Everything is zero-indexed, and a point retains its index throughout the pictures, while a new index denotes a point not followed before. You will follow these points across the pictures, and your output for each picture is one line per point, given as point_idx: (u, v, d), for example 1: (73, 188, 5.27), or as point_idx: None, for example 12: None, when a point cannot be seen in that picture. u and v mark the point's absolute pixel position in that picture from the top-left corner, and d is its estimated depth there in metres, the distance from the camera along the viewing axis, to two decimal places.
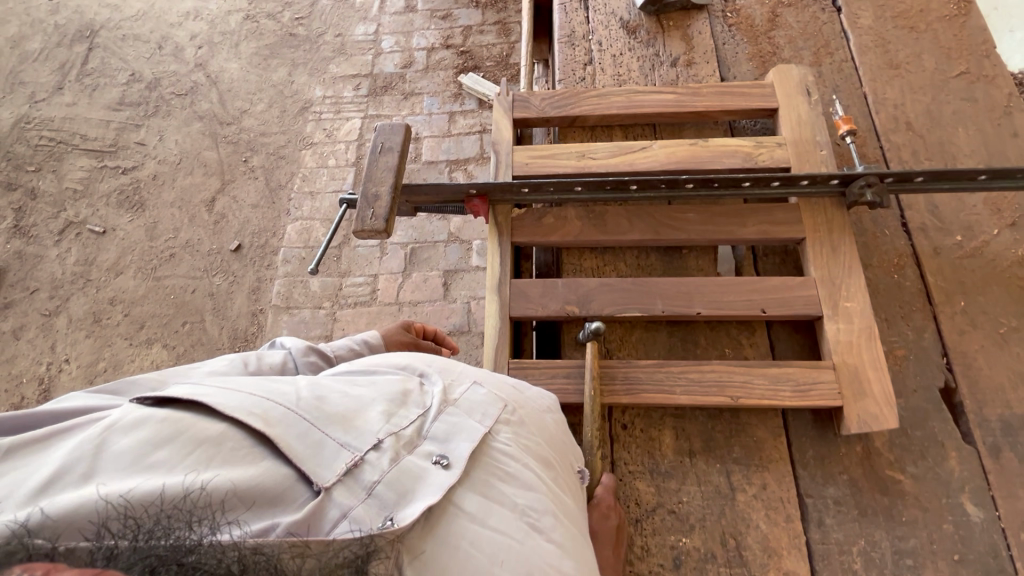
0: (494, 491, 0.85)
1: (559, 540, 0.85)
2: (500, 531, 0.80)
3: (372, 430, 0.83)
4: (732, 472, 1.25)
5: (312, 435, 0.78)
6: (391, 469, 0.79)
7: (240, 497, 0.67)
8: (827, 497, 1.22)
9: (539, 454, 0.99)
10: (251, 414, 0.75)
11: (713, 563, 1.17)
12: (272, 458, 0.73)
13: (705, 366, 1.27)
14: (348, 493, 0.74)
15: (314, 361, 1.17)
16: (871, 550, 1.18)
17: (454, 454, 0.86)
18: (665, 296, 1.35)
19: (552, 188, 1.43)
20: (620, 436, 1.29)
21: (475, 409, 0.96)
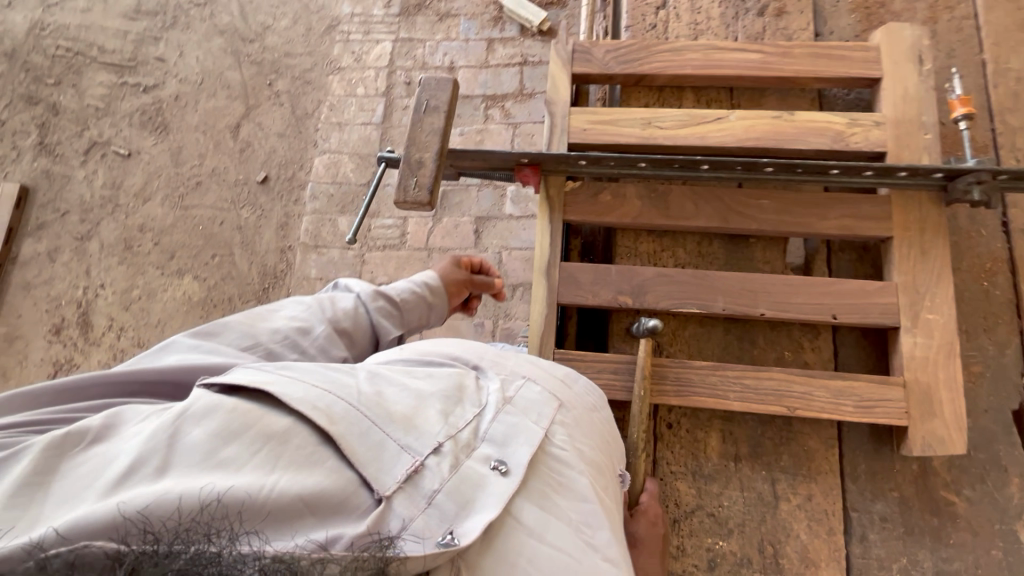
0: (551, 504, 0.74)
1: (616, 561, 0.75)
2: (557, 548, 0.70)
3: (432, 432, 0.73)
4: (777, 480, 1.21)
5: (372, 435, 0.68)
6: (450, 477, 0.69)
7: (308, 508, 0.59)
8: (873, 512, 1.19)
9: (593, 457, 0.87)
10: (316, 408, 0.66)
11: (748, 568, 1.18)
12: (337, 460, 0.64)
13: (764, 372, 1.20)
14: (408, 502, 0.65)
15: (383, 308, 1.14)
16: (911, 568, 1.16)
17: (514, 460, 0.75)
18: (727, 293, 1.25)
19: (613, 163, 1.27)
20: (665, 435, 1.26)
21: (531, 407, 0.84)
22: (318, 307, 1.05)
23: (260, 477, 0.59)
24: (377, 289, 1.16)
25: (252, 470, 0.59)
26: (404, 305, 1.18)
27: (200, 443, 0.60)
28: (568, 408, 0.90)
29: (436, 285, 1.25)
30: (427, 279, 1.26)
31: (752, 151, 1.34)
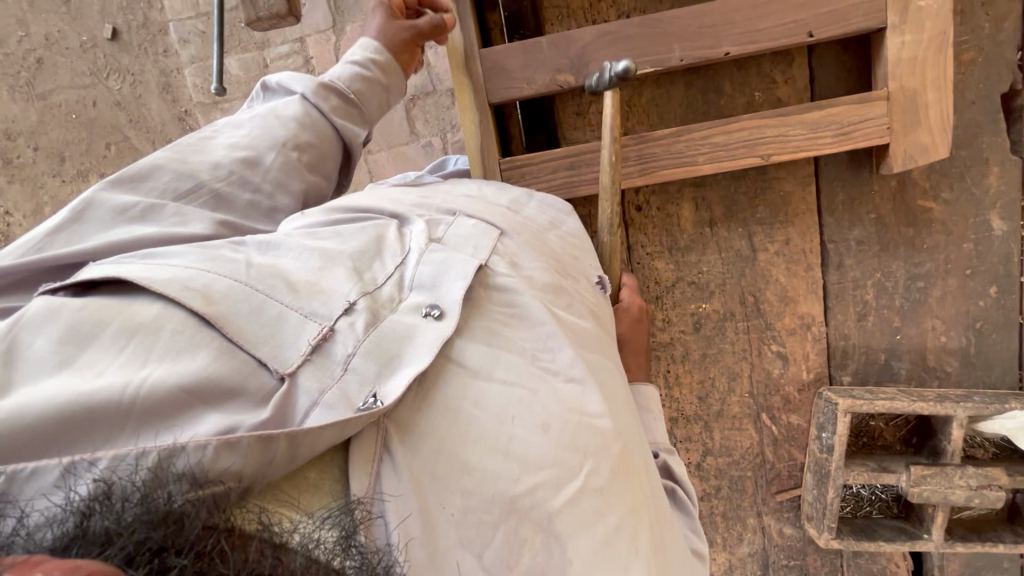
0: (499, 339, 0.68)
1: (582, 377, 0.69)
2: (507, 382, 0.65)
3: (340, 293, 0.64)
4: (754, 234, 1.18)
5: (267, 309, 0.60)
6: (367, 337, 0.61)
7: (190, 396, 0.52)
8: (850, 240, 1.18)
9: (548, 277, 0.79)
10: (186, 290, 0.58)
11: (731, 321, 1.22)
12: (221, 342, 0.56)
13: (734, 124, 1.05)
14: (318, 374, 0.57)
15: (338, 106, 0.95)
16: (885, 280, 1.20)
17: (447, 298, 0.68)
18: (682, 37, 1.03)
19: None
20: (635, 219, 1.19)
21: (464, 244, 0.77)
22: (264, 126, 0.89)
23: (130, 372, 0.51)
24: (322, 83, 0.94)
25: (119, 368, 0.51)
26: (356, 94, 0.96)
27: (50, 350, 0.52)
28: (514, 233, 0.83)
29: (383, 56, 0.99)
30: (366, 46, 0.99)
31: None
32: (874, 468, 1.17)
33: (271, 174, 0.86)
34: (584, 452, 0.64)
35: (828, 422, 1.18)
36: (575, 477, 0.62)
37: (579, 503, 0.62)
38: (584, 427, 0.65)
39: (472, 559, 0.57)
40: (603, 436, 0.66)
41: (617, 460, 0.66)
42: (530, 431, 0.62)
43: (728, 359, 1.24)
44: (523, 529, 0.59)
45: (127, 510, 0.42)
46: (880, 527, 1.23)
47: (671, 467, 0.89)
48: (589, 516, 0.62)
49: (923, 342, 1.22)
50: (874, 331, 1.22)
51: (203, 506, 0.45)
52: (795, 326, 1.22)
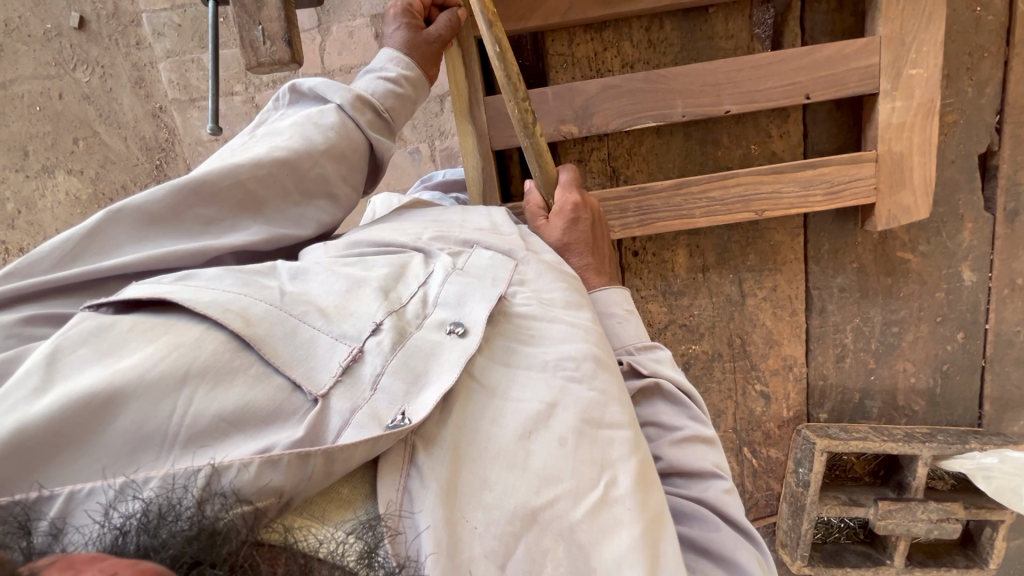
0: (518, 358, 0.71)
1: (605, 389, 0.70)
2: (525, 399, 0.67)
3: (367, 314, 0.66)
4: (744, 280, 1.22)
5: (300, 333, 0.61)
6: (394, 355, 0.63)
7: (229, 424, 0.53)
8: (833, 286, 1.23)
9: (567, 295, 0.81)
10: (227, 312, 0.58)
11: (718, 360, 1.27)
12: (258, 368, 0.56)
13: (731, 178, 1.08)
14: (347, 394, 0.58)
15: (373, 120, 0.95)
16: (863, 325, 1.26)
17: (471, 318, 0.71)
18: (684, 93, 1.04)
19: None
20: (632, 264, 1.22)
21: (485, 273, 0.80)
22: (301, 135, 0.86)
23: (172, 388, 0.52)
24: (355, 91, 0.93)
25: (161, 377, 0.52)
26: (387, 105, 0.96)
27: (91, 359, 0.53)
28: (531, 255, 0.86)
29: (412, 69, 1.00)
30: (393, 58, 0.99)
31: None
32: (845, 501, 1.25)
33: (303, 180, 0.85)
34: (602, 462, 0.65)
35: (805, 459, 1.24)
36: (594, 486, 0.63)
37: (599, 513, 0.62)
38: (602, 436, 0.66)
39: (494, 569, 0.58)
40: (621, 443, 0.67)
41: (639, 467, 0.66)
42: (547, 444, 0.64)
43: (714, 397, 1.30)
44: (546, 539, 0.60)
45: (165, 527, 0.42)
46: (847, 553, 1.32)
47: (637, 362, 0.85)
48: (609, 525, 0.62)
49: (894, 382, 1.30)
50: (850, 372, 1.29)
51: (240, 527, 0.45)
52: (778, 367, 1.28)
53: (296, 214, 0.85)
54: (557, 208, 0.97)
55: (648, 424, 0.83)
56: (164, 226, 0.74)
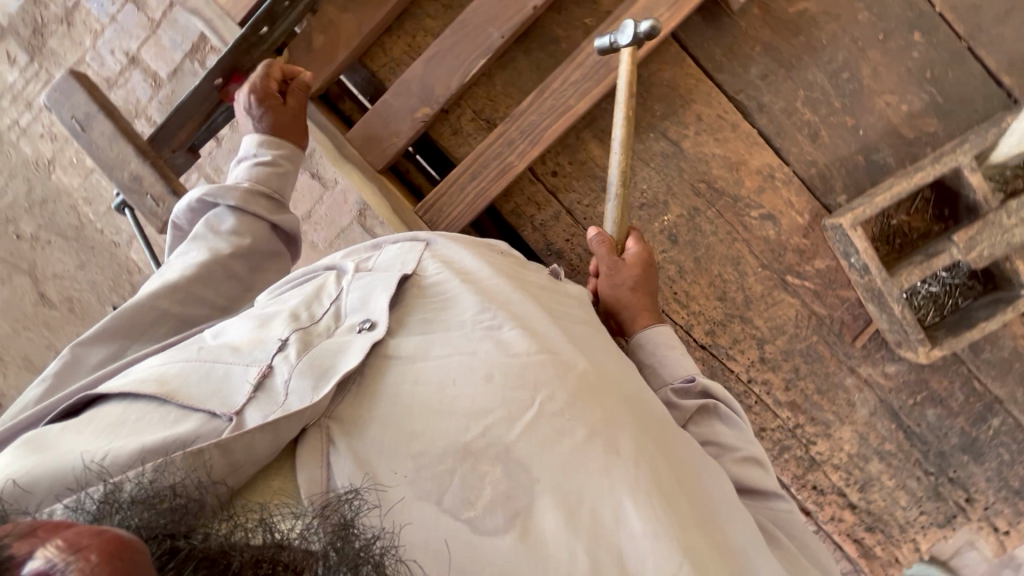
0: (434, 323, 0.79)
1: (525, 329, 0.79)
2: (447, 354, 0.76)
3: (274, 336, 0.75)
4: (666, 130, 1.18)
5: (216, 371, 0.71)
6: (301, 360, 0.71)
7: (153, 450, 0.61)
8: (753, 79, 1.16)
9: (478, 262, 0.90)
10: (145, 380, 0.69)
11: (699, 214, 1.19)
12: (178, 412, 0.66)
13: (581, 55, 1.09)
14: (261, 405, 0.67)
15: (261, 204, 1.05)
16: (811, 93, 1.16)
17: (376, 311, 0.79)
18: (492, 20, 1.08)
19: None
20: (559, 184, 1.20)
21: (394, 262, 0.89)
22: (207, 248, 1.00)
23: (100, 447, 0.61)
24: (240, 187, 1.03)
25: (88, 445, 0.62)
26: (271, 186, 1.07)
27: (25, 452, 0.62)
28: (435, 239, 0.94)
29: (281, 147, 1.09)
30: (259, 141, 1.08)
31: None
32: (922, 260, 1.08)
33: (221, 266, 0.99)
34: (533, 387, 0.73)
35: (847, 247, 1.11)
36: (526, 409, 0.72)
37: (535, 429, 0.71)
38: (532, 365, 0.75)
39: (431, 506, 0.66)
40: (553, 365, 0.76)
41: (575, 385, 0.75)
42: (473, 384, 0.73)
43: (721, 250, 1.20)
44: (481, 464, 0.68)
45: (137, 509, 0.52)
46: (975, 311, 1.12)
47: (709, 387, 0.95)
48: (547, 436, 0.70)
49: (888, 122, 1.16)
50: (835, 141, 1.17)
51: (211, 518, 0.54)
52: (760, 183, 1.18)
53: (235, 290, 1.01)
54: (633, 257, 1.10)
55: (708, 444, 0.92)
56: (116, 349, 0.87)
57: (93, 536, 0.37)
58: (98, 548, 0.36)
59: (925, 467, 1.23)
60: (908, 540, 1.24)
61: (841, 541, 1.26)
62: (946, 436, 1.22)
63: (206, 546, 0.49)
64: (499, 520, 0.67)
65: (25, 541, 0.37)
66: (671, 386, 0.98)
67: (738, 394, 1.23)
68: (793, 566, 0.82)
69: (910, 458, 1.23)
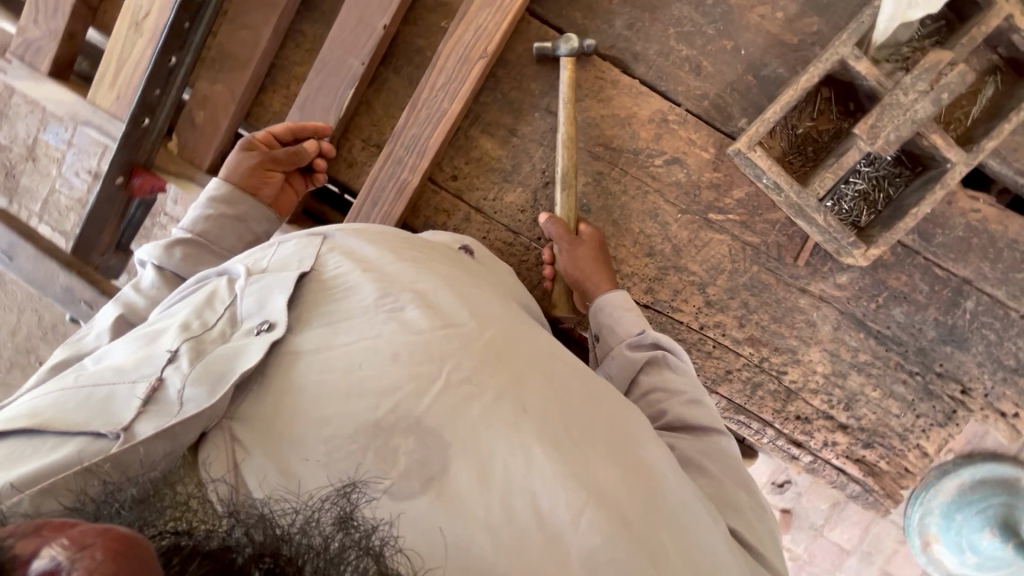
0: (336, 311, 0.74)
1: (431, 305, 0.75)
2: (351, 339, 0.71)
3: (162, 350, 0.70)
4: (550, 105, 1.17)
5: (96, 395, 0.65)
6: (194, 368, 0.67)
7: (25, 480, 0.56)
8: (620, 31, 1.15)
9: (383, 248, 0.84)
10: (14, 419, 0.63)
11: (605, 177, 1.18)
12: (55, 438, 0.61)
13: (441, 59, 1.10)
14: (153, 416, 0.62)
15: (186, 253, 0.98)
16: (682, 28, 1.13)
17: (274, 311, 0.73)
18: (349, 50, 1.11)
19: (174, 58, 1.12)
20: (461, 186, 1.20)
21: (290, 260, 0.82)
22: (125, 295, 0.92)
23: None
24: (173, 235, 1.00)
25: None
26: (205, 232, 1.02)
27: None
28: (336, 232, 0.88)
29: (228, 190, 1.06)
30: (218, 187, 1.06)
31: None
32: (833, 161, 1.04)
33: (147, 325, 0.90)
34: (439, 360, 0.69)
35: (755, 169, 1.07)
36: (434, 381, 0.68)
37: (444, 397, 0.67)
38: (441, 337, 0.71)
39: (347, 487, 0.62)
40: (460, 333, 0.72)
41: (482, 351, 0.72)
42: (379, 364, 0.68)
43: (636, 206, 1.18)
44: (395, 439, 0.64)
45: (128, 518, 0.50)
46: (908, 197, 1.06)
47: (658, 339, 0.96)
48: (457, 404, 0.67)
49: (768, 34, 1.12)
50: (719, 68, 1.14)
51: (211, 513, 0.52)
52: (656, 129, 1.16)
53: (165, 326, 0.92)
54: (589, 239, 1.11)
55: (657, 390, 0.93)
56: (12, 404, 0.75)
57: (99, 535, 0.35)
58: (104, 545, 0.34)
59: (909, 369, 1.17)
60: (912, 447, 1.18)
61: (843, 465, 1.20)
62: (920, 331, 1.16)
63: (214, 541, 0.46)
64: (414, 486, 0.63)
65: (31, 539, 0.34)
66: (626, 342, 1.00)
67: (694, 344, 1.20)
68: (720, 499, 0.80)
69: (889, 363, 1.17)
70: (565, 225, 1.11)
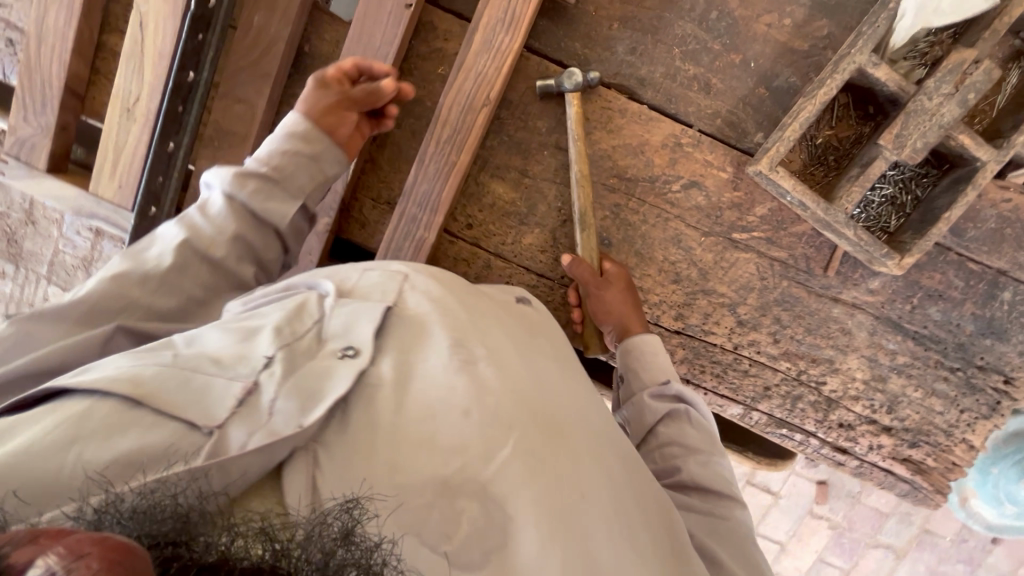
0: (410, 359, 0.73)
1: (502, 367, 0.75)
2: (425, 392, 0.70)
3: (259, 353, 0.70)
4: (559, 141, 1.14)
5: (194, 381, 0.65)
6: (286, 380, 0.67)
7: (130, 465, 0.57)
8: (624, 57, 1.11)
9: (458, 298, 0.85)
10: (116, 379, 0.61)
11: (624, 209, 1.15)
12: (152, 416, 0.61)
13: (443, 111, 1.07)
14: (244, 422, 0.62)
15: (257, 188, 0.93)
16: (687, 47, 1.09)
17: (360, 338, 0.73)
18: None
19: (171, 143, 1.10)
20: (477, 233, 1.18)
21: (375, 289, 0.83)
22: (187, 229, 0.90)
23: (62, 451, 0.56)
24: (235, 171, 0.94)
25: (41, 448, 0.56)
26: (277, 167, 0.95)
27: None
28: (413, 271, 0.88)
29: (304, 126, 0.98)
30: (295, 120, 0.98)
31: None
32: (858, 172, 1.01)
33: (197, 274, 0.89)
34: (513, 424, 0.69)
35: (778, 188, 1.04)
36: (504, 445, 0.67)
37: (514, 463, 0.66)
38: (514, 401, 0.71)
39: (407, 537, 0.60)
40: (524, 400, 0.72)
41: (549, 425, 0.71)
42: (454, 419, 0.67)
43: (658, 235, 1.15)
44: (461, 503, 0.63)
45: (162, 521, 0.47)
46: (938, 199, 1.03)
47: (682, 392, 0.96)
48: (526, 475, 0.66)
49: (776, 43, 1.08)
50: (729, 84, 1.10)
51: (212, 525, 0.49)
52: (670, 154, 1.13)
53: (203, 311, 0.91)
54: (618, 278, 1.09)
55: (675, 446, 0.93)
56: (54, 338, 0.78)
57: (96, 543, 0.35)
58: (101, 556, 0.34)
59: (950, 365, 1.16)
60: (958, 442, 1.18)
61: (891, 466, 1.20)
62: (959, 327, 1.14)
63: (212, 552, 0.44)
64: (475, 557, 0.62)
65: (27, 548, 0.34)
66: (648, 390, 0.99)
67: (730, 364, 1.19)
68: None
69: (929, 362, 1.16)
70: (587, 264, 1.09)
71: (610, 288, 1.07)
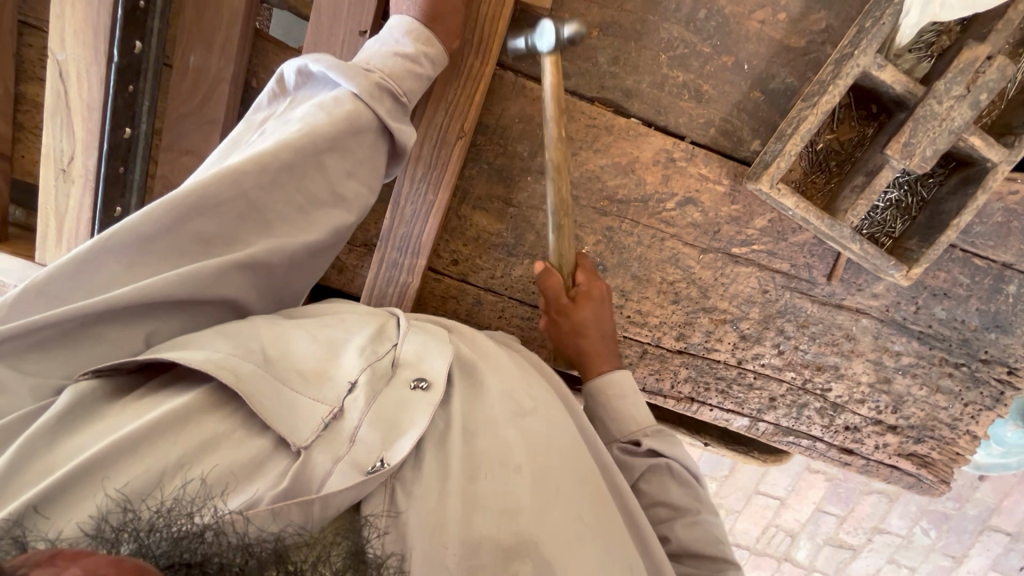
0: (460, 407, 0.69)
1: (548, 421, 0.72)
2: (483, 444, 0.66)
3: (344, 375, 0.66)
4: (543, 165, 1.05)
5: (285, 394, 0.61)
6: (370, 408, 0.63)
7: (227, 476, 0.55)
8: (607, 67, 1.01)
9: (499, 351, 0.83)
10: (220, 367, 0.58)
11: (617, 232, 1.09)
12: (244, 429, 0.58)
13: (416, 149, 0.97)
14: (328, 448, 0.59)
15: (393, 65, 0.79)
16: (675, 51, 1.00)
17: (433, 371, 0.70)
18: None
19: (118, 208, 1.04)
20: (463, 268, 1.11)
21: (430, 327, 0.80)
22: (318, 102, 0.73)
23: (166, 453, 0.54)
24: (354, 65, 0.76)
25: (144, 442, 0.54)
26: (401, 86, 0.79)
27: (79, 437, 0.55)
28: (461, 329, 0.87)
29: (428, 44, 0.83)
30: (407, 28, 0.82)
31: (120, 33, 0.92)
32: (864, 182, 0.95)
33: (281, 255, 0.69)
34: (556, 482, 0.66)
35: (779, 205, 0.97)
36: (552, 502, 0.64)
37: (557, 525, 0.62)
38: (557, 455, 0.69)
39: None
40: (569, 452, 0.71)
41: (587, 491, 0.69)
42: (507, 472, 0.64)
43: (654, 256, 1.10)
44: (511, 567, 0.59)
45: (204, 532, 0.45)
46: (946, 201, 0.98)
47: (655, 447, 0.89)
48: (571, 536, 0.63)
49: (771, 41, 0.98)
50: (722, 89, 1.01)
51: (230, 546, 0.45)
52: (662, 169, 1.05)
53: (304, 223, 0.72)
54: (590, 296, 0.98)
55: (659, 506, 0.87)
56: (115, 280, 0.61)
57: (112, 567, 0.35)
58: None
59: (954, 361, 1.14)
60: (963, 434, 1.17)
61: (896, 462, 1.21)
62: (963, 323, 1.11)
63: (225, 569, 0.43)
64: None
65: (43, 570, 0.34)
66: (619, 445, 0.93)
67: (735, 379, 1.17)
68: None
69: (933, 360, 1.14)
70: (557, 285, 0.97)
71: (581, 311, 0.97)
